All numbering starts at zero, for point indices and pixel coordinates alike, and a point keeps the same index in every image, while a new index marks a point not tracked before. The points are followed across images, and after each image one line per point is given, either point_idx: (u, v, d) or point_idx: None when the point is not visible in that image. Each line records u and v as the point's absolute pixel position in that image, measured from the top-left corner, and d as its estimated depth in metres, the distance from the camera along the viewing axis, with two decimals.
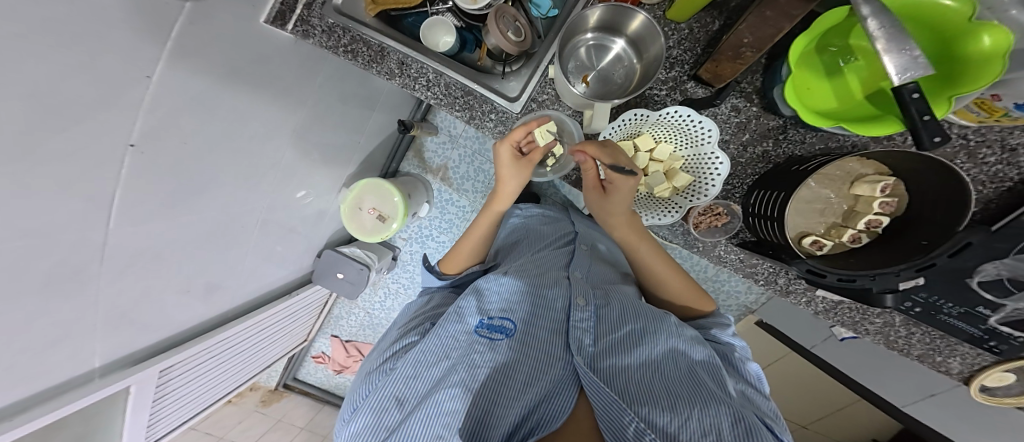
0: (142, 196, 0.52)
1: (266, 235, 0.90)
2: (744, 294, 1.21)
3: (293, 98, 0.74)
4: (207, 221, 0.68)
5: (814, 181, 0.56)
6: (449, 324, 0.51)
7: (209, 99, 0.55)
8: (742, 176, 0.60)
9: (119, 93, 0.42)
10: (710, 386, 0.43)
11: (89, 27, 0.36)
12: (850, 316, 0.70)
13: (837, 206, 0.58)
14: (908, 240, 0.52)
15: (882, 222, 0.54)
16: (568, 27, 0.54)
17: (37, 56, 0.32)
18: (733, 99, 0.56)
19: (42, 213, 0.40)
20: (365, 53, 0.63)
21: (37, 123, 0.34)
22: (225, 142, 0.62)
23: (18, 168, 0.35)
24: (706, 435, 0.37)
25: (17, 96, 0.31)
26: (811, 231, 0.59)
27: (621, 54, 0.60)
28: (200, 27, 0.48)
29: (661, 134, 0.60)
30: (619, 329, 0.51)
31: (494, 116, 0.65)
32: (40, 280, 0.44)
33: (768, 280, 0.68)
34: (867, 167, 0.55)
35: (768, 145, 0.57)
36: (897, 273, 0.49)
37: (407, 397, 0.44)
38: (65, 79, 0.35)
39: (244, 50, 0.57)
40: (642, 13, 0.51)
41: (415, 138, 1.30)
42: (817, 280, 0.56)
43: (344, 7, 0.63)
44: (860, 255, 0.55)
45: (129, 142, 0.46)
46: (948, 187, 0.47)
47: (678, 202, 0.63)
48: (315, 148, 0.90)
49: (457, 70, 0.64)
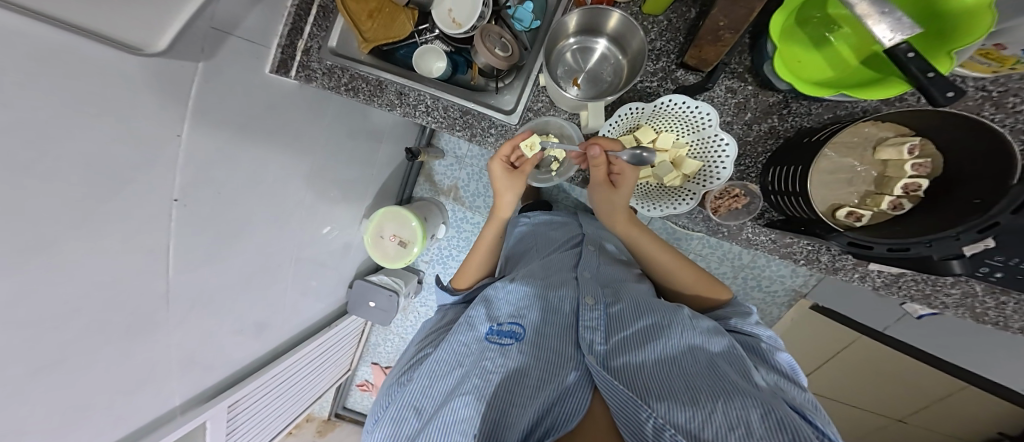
0: (192, 245, 0.57)
1: (300, 272, 0.95)
2: (790, 279, 1.12)
3: (305, 140, 0.79)
4: (247, 263, 0.73)
5: (832, 151, 0.51)
6: (460, 333, 0.51)
7: (232, 150, 0.59)
8: (753, 155, 0.57)
9: (157, 154, 0.46)
10: (733, 377, 0.40)
11: (130, 100, 0.41)
12: (918, 289, 0.63)
13: (865, 173, 0.52)
14: (956, 198, 0.45)
15: (921, 185, 0.47)
16: (549, 38, 0.55)
17: (86, 129, 0.37)
18: (726, 80, 0.54)
19: (113, 268, 0.45)
20: (364, 89, 0.66)
21: (94, 186, 0.39)
22: (252, 187, 0.67)
23: (84, 227, 0.40)
24: (733, 428, 0.34)
25: (74, 166, 0.36)
26: (844, 203, 0.53)
27: (606, 52, 0.59)
28: (216, 82, 0.53)
29: (661, 124, 0.59)
30: (633, 325, 0.49)
31: (495, 130, 0.67)
32: (124, 327, 0.50)
33: (810, 261, 0.64)
34: (888, 129, 0.51)
35: (774, 121, 0.54)
36: (956, 235, 0.40)
37: (424, 406, 0.44)
38: (111, 147, 0.40)
39: (257, 100, 0.63)
40: (618, 11, 0.52)
41: (425, 163, 1.34)
42: (862, 253, 0.48)
43: (339, 49, 0.68)
44: (907, 222, 0.48)
45: (174, 197, 0.51)
46: (983, 138, 0.42)
47: (691, 189, 0.60)
48: (331, 185, 0.95)
49: (452, 92, 0.66)
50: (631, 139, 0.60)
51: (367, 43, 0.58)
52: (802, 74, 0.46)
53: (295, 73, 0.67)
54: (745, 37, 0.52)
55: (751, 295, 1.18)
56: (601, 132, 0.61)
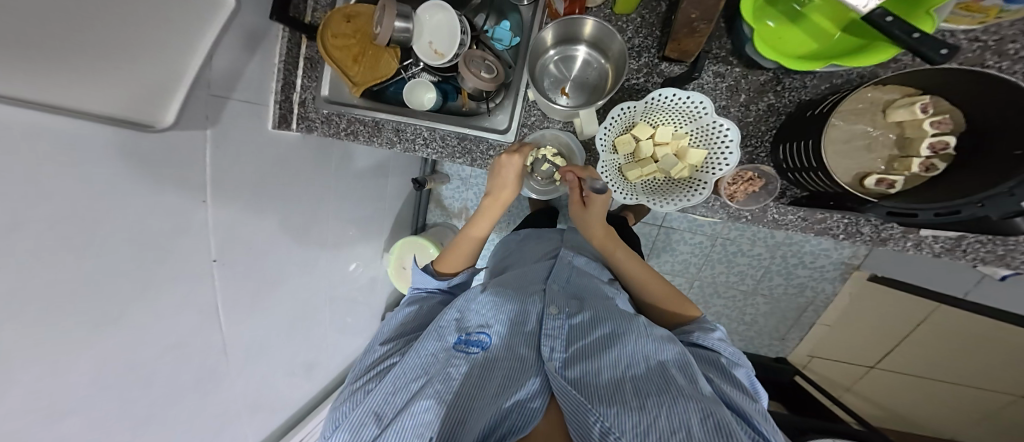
0: (237, 298, 0.61)
1: (337, 310, 0.99)
2: (836, 250, 1.11)
3: (318, 186, 0.83)
4: (290, 308, 0.76)
5: (838, 118, 0.45)
6: (428, 342, 0.51)
7: (256, 203, 0.63)
8: (758, 135, 0.53)
9: (189, 220, 0.50)
10: (680, 382, 0.43)
11: (161, 173, 0.45)
12: (990, 251, 0.49)
13: (881, 138, 0.46)
14: (999, 155, 0.37)
15: (949, 142, 0.41)
16: (529, 53, 0.56)
17: (119, 205, 0.40)
18: (712, 66, 0.53)
19: (169, 330, 0.49)
20: (363, 131, 0.68)
21: (137, 256, 0.43)
22: (281, 236, 0.71)
23: (133, 295, 0.43)
24: (675, 432, 0.37)
25: (116, 239, 0.40)
26: (869, 171, 0.46)
27: (588, 58, 0.59)
28: (226, 146, 0.55)
29: (656, 116, 0.56)
30: (592, 333, 0.51)
31: (494, 151, 0.67)
32: (192, 379, 0.54)
33: (848, 233, 0.54)
34: (891, 92, 0.45)
35: (771, 98, 0.52)
36: (1010, 189, 0.32)
37: (387, 412, 0.44)
38: (148, 218, 0.43)
39: (271, 154, 0.66)
40: (590, 18, 0.52)
41: (432, 190, 1.37)
42: (908, 221, 0.41)
43: (333, 95, 0.68)
44: (946, 183, 0.41)
45: (212, 257, 0.54)
46: (994, 88, 0.36)
47: (702, 179, 0.54)
48: (350, 223, 0.99)
49: (446, 120, 0.66)
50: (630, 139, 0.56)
51: (355, 88, 0.58)
52: (778, 43, 0.44)
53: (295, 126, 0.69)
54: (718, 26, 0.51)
55: (795, 273, 1.18)
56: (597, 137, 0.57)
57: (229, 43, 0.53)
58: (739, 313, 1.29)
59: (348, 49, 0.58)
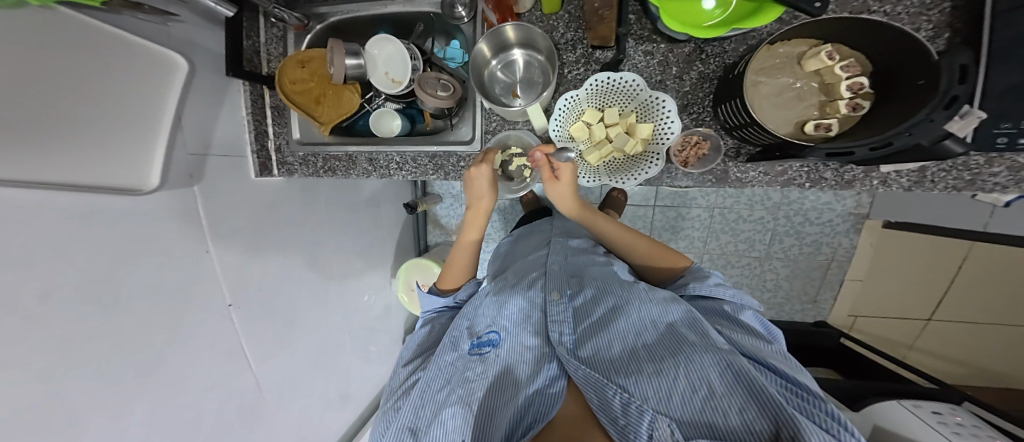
0: (260, 337, 0.65)
1: (360, 338, 1.03)
2: (839, 202, 1.09)
3: (316, 224, 0.86)
4: (313, 342, 0.81)
5: (762, 75, 0.45)
6: (445, 353, 0.52)
7: (262, 248, 0.67)
8: (698, 101, 0.55)
9: (200, 271, 0.54)
10: (690, 338, 0.42)
11: (167, 232, 0.49)
12: (950, 180, 0.45)
13: (805, 88, 0.46)
14: (908, 86, 0.38)
15: (864, 82, 0.41)
16: (471, 71, 0.57)
17: (135, 265, 0.44)
18: (638, 45, 0.55)
19: (206, 373, 0.54)
20: (340, 167, 0.70)
21: (162, 309, 0.47)
22: (294, 275, 0.76)
23: (165, 344, 0.48)
24: (695, 390, 0.37)
25: (140, 297, 0.45)
26: (807, 119, 0.46)
27: (526, 58, 0.61)
28: (214, 199, 0.58)
29: (597, 101, 0.58)
30: (595, 311, 0.52)
31: (464, 161, 0.68)
32: (238, 417, 0.60)
33: (812, 181, 0.51)
34: (800, 44, 0.45)
35: (699, 67, 0.53)
36: (928, 116, 0.33)
37: (419, 425, 0.44)
38: (163, 273, 0.48)
39: (264, 200, 0.70)
40: (507, 23, 0.54)
41: (427, 211, 1.41)
42: (850, 160, 0.41)
43: (304, 137, 0.72)
44: (878, 120, 0.41)
45: (227, 302, 0.58)
46: (884, 28, 0.38)
47: (654, 151, 0.56)
48: (355, 255, 1.03)
49: (415, 142, 0.68)
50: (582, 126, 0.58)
51: (324, 127, 0.64)
52: (677, 15, 0.45)
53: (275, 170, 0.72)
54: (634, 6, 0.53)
55: (803, 231, 1.15)
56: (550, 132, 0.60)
57: (211, 109, 0.59)
58: (758, 281, 1.23)
59: (308, 93, 0.63)
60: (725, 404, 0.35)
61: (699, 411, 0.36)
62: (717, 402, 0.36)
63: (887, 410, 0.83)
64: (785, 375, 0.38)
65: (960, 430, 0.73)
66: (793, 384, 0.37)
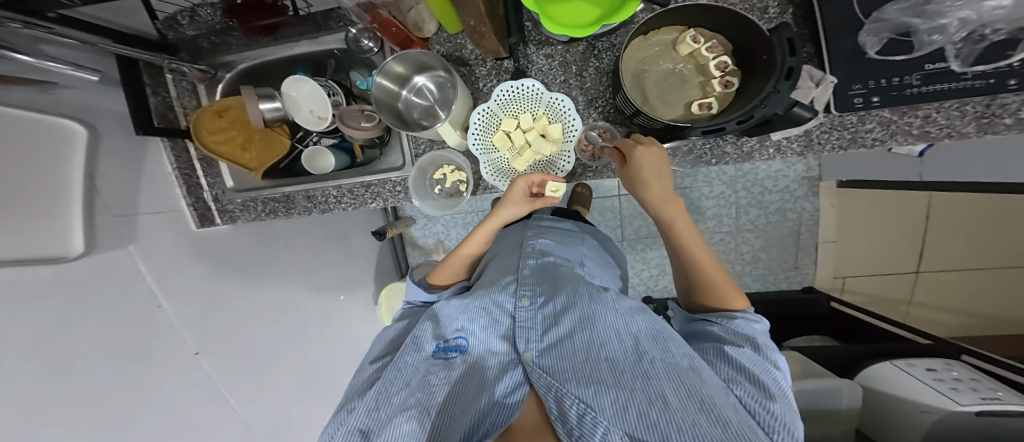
0: (240, 383, 0.63)
1: (348, 369, 1.01)
2: (789, 169, 1.10)
3: (276, 266, 0.81)
4: (296, 380, 0.79)
5: (644, 64, 0.52)
6: (404, 355, 0.44)
7: (219, 295, 0.65)
8: (602, 94, 0.59)
9: (155, 324, 0.52)
10: (656, 352, 0.37)
11: (113, 290, 0.47)
12: (837, 138, 0.49)
13: (685, 70, 0.52)
14: (759, 61, 0.45)
15: (726, 60, 0.48)
16: (381, 112, 0.57)
17: (86, 325, 0.42)
18: (539, 50, 0.59)
19: (190, 423, 0.52)
20: (280, 207, 0.73)
21: (126, 365, 0.45)
22: (267, 314, 0.74)
23: (144, 395, 0.46)
24: (651, 404, 0.31)
25: (100, 354, 0.42)
26: (692, 99, 0.52)
27: (430, 81, 0.61)
28: (155, 256, 0.56)
29: (512, 110, 0.60)
30: (565, 318, 0.44)
31: (398, 186, 0.70)
32: None
33: (716, 157, 0.54)
34: (672, 31, 0.51)
35: (594, 62, 0.57)
36: (776, 87, 0.39)
37: (372, 428, 0.36)
38: (117, 331, 0.46)
39: (207, 247, 0.68)
40: (388, 60, 0.54)
41: (403, 234, 1.37)
42: (723, 134, 0.46)
43: (239, 184, 0.74)
44: (746, 92, 0.47)
45: (194, 350, 0.56)
46: (729, 15, 0.44)
47: (566, 148, 0.59)
48: (334, 288, 0.99)
49: (351, 175, 0.71)
50: (502, 135, 0.59)
51: (257, 172, 0.69)
52: (564, 20, 0.50)
53: (219, 219, 0.73)
54: (531, 14, 0.58)
55: (766, 201, 1.13)
56: (471, 149, 0.59)
57: (133, 164, 0.58)
58: (736, 255, 1.19)
59: (232, 141, 0.67)
60: (681, 418, 0.29)
61: (654, 425, 0.29)
62: (673, 416, 0.29)
63: (879, 371, 0.77)
64: (762, 395, 0.33)
65: (959, 385, 0.64)
66: (765, 402, 0.32)
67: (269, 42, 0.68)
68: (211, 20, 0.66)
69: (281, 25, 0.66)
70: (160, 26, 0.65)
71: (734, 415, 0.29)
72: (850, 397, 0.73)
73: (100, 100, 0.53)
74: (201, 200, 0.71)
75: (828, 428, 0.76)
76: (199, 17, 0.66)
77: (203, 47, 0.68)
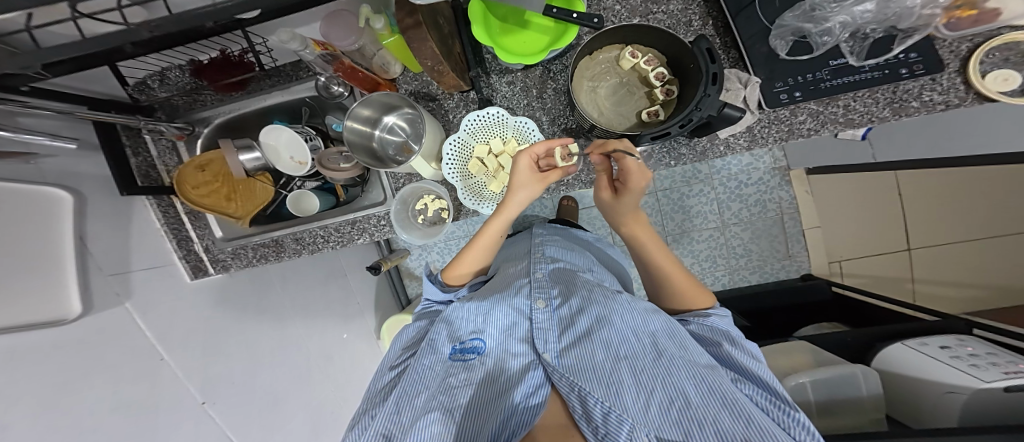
0: (245, 426, 0.65)
1: (353, 406, 1.01)
2: (758, 162, 1.13)
3: (274, 304, 0.83)
4: (303, 420, 0.80)
5: (592, 81, 0.56)
6: (423, 359, 0.43)
7: (217, 342, 0.66)
8: (563, 112, 0.61)
9: (158, 376, 0.53)
10: (673, 351, 0.37)
11: (118, 346, 0.50)
12: (776, 132, 0.52)
13: (632, 81, 0.56)
14: (689, 69, 0.50)
15: (664, 72, 0.53)
16: (357, 152, 0.61)
17: (91, 383, 0.44)
18: (500, 77, 0.62)
19: None
20: (270, 252, 0.75)
21: (132, 419, 0.47)
22: (271, 355, 0.75)
23: None
24: (673, 402, 0.32)
25: (108, 411, 0.44)
26: (642, 109, 0.56)
27: (400, 118, 0.65)
28: (150, 312, 0.58)
29: (482, 137, 0.62)
30: (583, 318, 0.43)
31: (382, 221, 0.73)
32: None
33: (674, 159, 0.57)
34: (612, 49, 0.56)
35: (550, 84, 0.61)
36: (706, 92, 0.44)
37: (395, 431, 0.35)
38: (122, 384, 0.48)
39: (204, 296, 0.70)
40: (358, 103, 0.57)
41: (399, 266, 1.37)
42: (670, 139, 0.49)
43: (229, 234, 0.77)
44: (684, 98, 0.51)
45: (199, 400, 0.59)
46: (656, 33, 0.50)
47: None
48: (337, 325, 1.00)
49: (336, 214, 0.74)
50: (478, 162, 0.62)
51: (242, 220, 0.74)
52: (517, 48, 0.55)
53: (212, 268, 0.74)
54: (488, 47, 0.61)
55: (744, 194, 1.14)
56: (447, 178, 0.62)
57: (120, 225, 0.60)
58: (728, 250, 1.18)
59: (216, 193, 0.72)
60: (703, 416, 0.30)
61: (677, 424, 0.30)
62: (694, 414, 0.30)
63: (892, 354, 0.75)
64: (770, 390, 0.36)
65: (976, 361, 0.63)
66: (774, 400, 0.35)
67: (241, 96, 0.73)
68: (179, 82, 0.70)
69: (246, 81, 0.72)
70: (132, 91, 0.69)
71: (759, 414, 0.31)
72: (867, 382, 0.70)
73: (84, 165, 0.56)
74: (191, 252, 0.72)
75: (849, 419, 0.71)
76: (168, 80, 0.70)
77: (177, 106, 0.73)
